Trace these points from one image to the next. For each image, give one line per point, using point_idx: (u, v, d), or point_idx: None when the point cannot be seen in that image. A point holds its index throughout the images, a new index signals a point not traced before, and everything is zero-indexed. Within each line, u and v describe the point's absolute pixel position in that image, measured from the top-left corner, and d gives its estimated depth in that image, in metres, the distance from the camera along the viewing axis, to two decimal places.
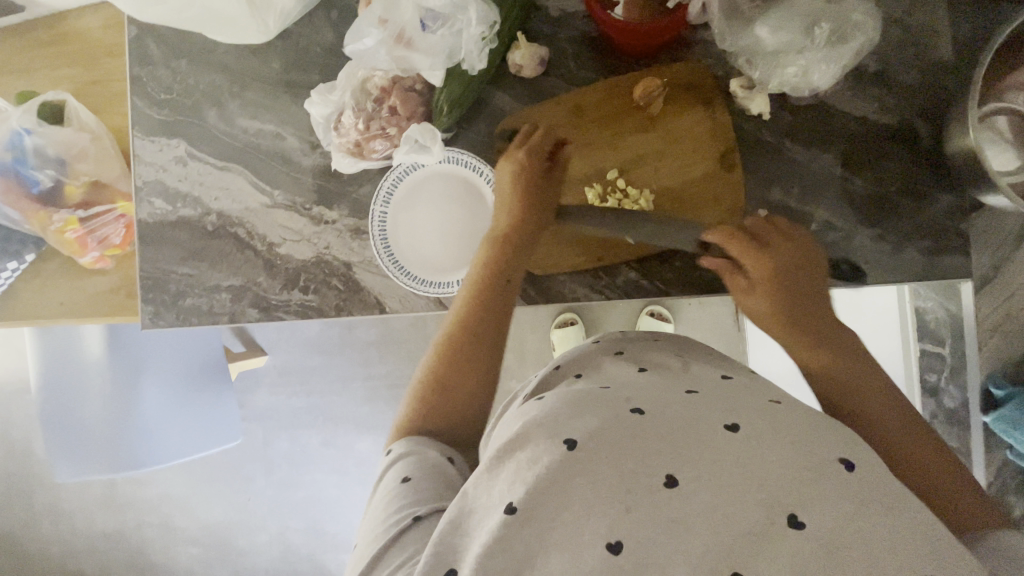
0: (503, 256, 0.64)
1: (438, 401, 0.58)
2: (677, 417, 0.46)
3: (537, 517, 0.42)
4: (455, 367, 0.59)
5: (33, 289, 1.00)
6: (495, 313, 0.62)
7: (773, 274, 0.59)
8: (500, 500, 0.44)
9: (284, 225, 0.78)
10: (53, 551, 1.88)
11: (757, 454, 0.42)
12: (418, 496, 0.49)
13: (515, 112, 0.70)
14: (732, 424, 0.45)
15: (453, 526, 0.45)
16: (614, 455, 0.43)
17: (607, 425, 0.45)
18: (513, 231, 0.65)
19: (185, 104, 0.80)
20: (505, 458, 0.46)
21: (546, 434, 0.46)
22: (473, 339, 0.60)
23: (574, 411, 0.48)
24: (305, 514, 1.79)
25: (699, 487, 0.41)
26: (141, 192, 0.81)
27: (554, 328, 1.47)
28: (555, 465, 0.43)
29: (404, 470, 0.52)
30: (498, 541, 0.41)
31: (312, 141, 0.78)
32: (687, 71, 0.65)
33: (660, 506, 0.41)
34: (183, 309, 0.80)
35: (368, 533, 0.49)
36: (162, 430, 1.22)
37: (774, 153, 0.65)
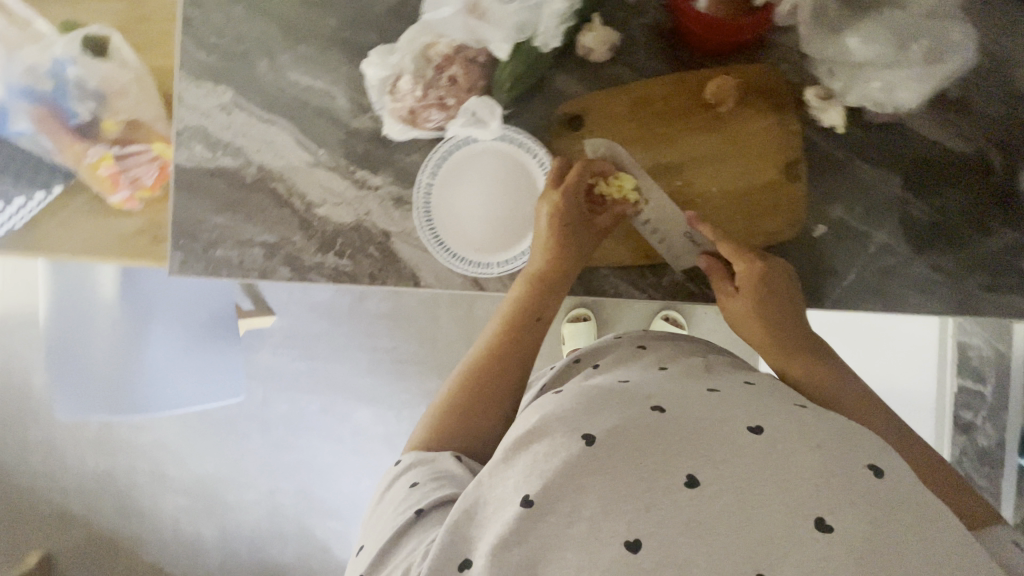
0: (536, 295, 0.64)
1: (462, 415, 0.58)
2: (698, 416, 0.46)
3: (554, 510, 0.42)
4: (472, 399, 0.59)
5: (57, 221, 0.97)
6: (521, 349, 0.62)
7: (758, 279, 0.60)
8: (515, 490, 0.44)
9: (325, 186, 0.76)
10: (41, 485, 1.88)
11: (782, 458, 0.41)
12: (423, 496, 0.50)
13: (578, 96, 0.67)
14: (756, 426, 0.44)
15: (466, 516, 0.45)
16: (634, 454, 0.43)
17: (626, 422, 0.45)
18: (550, 272, 0.64)
19: (236, 52, 0.78)
20: (521, 449, 0.46)
21: (565, 428, 0.45)
22: (501, 374, 0.61)
23: (590, 407, 0.48)
24: (296, 478, 1.79)
25: (723, 488, 0.40)
26: (181, 137, 0.79)
27: (566, 323, 1.47)
28: (572, 461, 0.43)
29: (412, 476, 0.53)
30: (513, 532, 0.41)
31: (363, 103, 0.76)
32: (762, 74, 0.63)
33: (679, 506, 0.40)
34: (213, 259, 0.79)
35: (378, 531, 0.51)
36: (169, 377, 1.23)
37: (841, 170, 0.63)
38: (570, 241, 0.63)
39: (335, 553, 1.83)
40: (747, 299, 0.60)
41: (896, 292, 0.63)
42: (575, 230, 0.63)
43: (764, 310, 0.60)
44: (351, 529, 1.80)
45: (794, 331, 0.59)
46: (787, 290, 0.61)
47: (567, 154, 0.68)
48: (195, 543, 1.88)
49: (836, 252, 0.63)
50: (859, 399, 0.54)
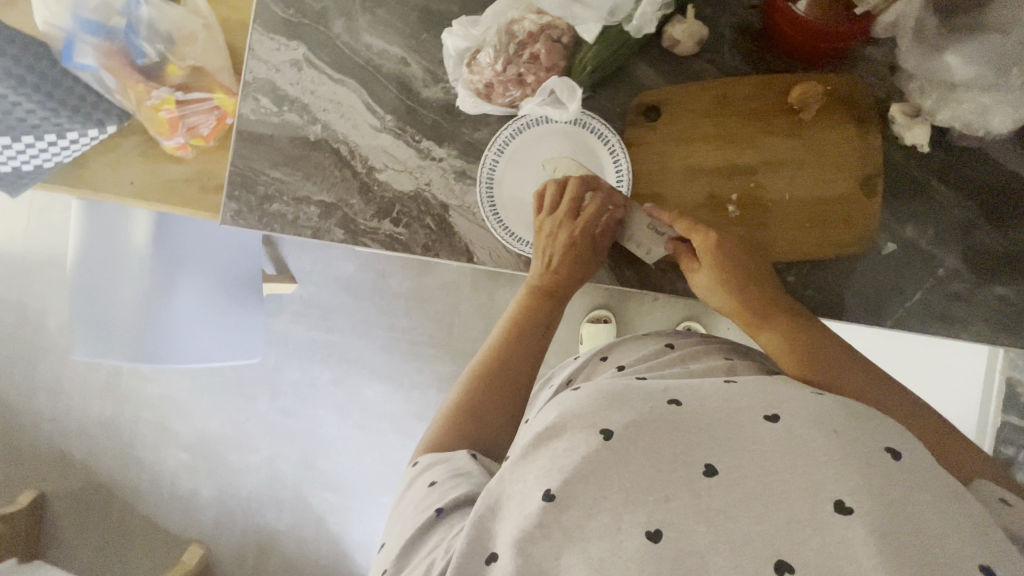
0: (544, 306, 0.66)
1: (475, 405, 0.60)
2: (718, 407, 0.44)
3: (580, 502, 0.41)
4: (484, 402, 0.60)
5: (105, 160, 0.99)
6: (531, 355, 0.64)
7: (715, 253, 0.60)
8: (536, 483, 0.43)
9: (388, 152, 0.76)
10: (46, 425, 1.89)
11: (798, 446, 0.40)
12: (442, 494, 0.51)
13: (658, 87, 0.67)
14: (772, 415, 0.43)
15: (490, 511, 0.45)
16: (654, 447, 0.42)
17: (645, 417, 0.44)
18: (555, 286, 0.66)
19: (314, 9, 0.78)
20: (541, 445, 0.45)
21: (582, 424, 0.44)
22: (514, 382, 0.62)
23: (610, 401, 0.45)
24: (299, 446, 1.80)
25: (740, 478, 0.40)
26: (248, 88, 0.79)
27: (586, 322, 1.46)
28: (593, 455, 0.42)
29: (430, 476, 0.53)
30: (537, 527, 0.41)
31: (436, 74, 0.75)
32: (849, 85, 0.62)
33: (698, 496, 0.40)
34: (267, 213, 0.79)
35: (398, 533, 0.51)
36: (189, 329, 1.22)
37: (918, 190, 0.62)
38: (578, 259, 0.66)
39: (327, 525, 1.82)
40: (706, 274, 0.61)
41: (959, 318, 0.62)
42: (586, 249, 0.66)
43: (730, 281, 0.59)
44: (347, 504, 1.80)
45: (765, 299, 0.58)
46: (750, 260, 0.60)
47: (639, 143, 0.67)
48: (190, 501, 1.88)
49: (902, 273, 0.63)
50: (841, 363, 0.52)
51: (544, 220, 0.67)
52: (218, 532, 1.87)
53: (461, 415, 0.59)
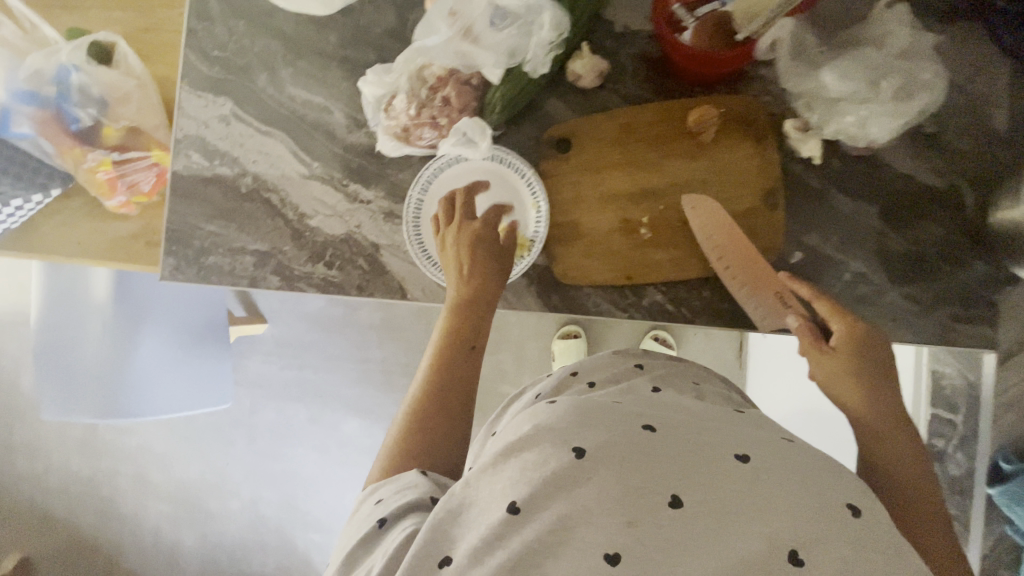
0: (465, 322, 0.63)
1: (421, 435, 0.56)
2: (690, 438, 0.44)
3: (541, 518, 0.39)
4: (424, 427, 0.56)
5: (52, 223, 1.00)
6: (463, 377, 0.60)
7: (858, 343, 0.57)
8: (502, 495, 0.42)
9: (318, 198, 0.78)
10: (22, 487, 1.86)
11: (764, 489, 0.39)
12: (388, 506, 0.49)
13: (567, 120, 0.70)
14: (743, 455, 0.42)
15: (453, 515, 0.43)
16: (622, 471, 0.40)
17: (617, 438, 0.43)
18: (472, 294, 0.64)
19: (237, 65, 0.80)
20: (511, 456, 0.43)
21: (555, 439, 0.43)
22: (447, 403, 0.58)
23: (583, 419, 0.44)
24: (280, 487, 1.78)
25: (703, 511, 0.38)
26: (179, 145, 0.81)
27: (557, 339, 1.48)
28: (561, 470, 0.41)
29: (377, 493, 0.51)
30: (498, 536, 0.39)
31: (359, 119, 0.78)
32: (743, 105, 0.65)
33: (660, 525, 0.38)
34: (204, 266, 0.80)
35: (342, 546, 0.49)
36: (156, 382, 1.22)
37: (819, 199, 0.65)
38: (488, 261, 0.65)
39: (315, 566, 1.80)
40: (839, 359, 0.57)
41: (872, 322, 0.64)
42: (490, 253, 0.66)
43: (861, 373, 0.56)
44: (333, 541, 1.78)
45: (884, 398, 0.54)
46: (884, 357, 0.57)
47: (553, 174, 0.69)
48: (174, 552, 1.85)
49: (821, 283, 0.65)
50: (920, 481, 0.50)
51: (446, 236, 0.68)
52: None
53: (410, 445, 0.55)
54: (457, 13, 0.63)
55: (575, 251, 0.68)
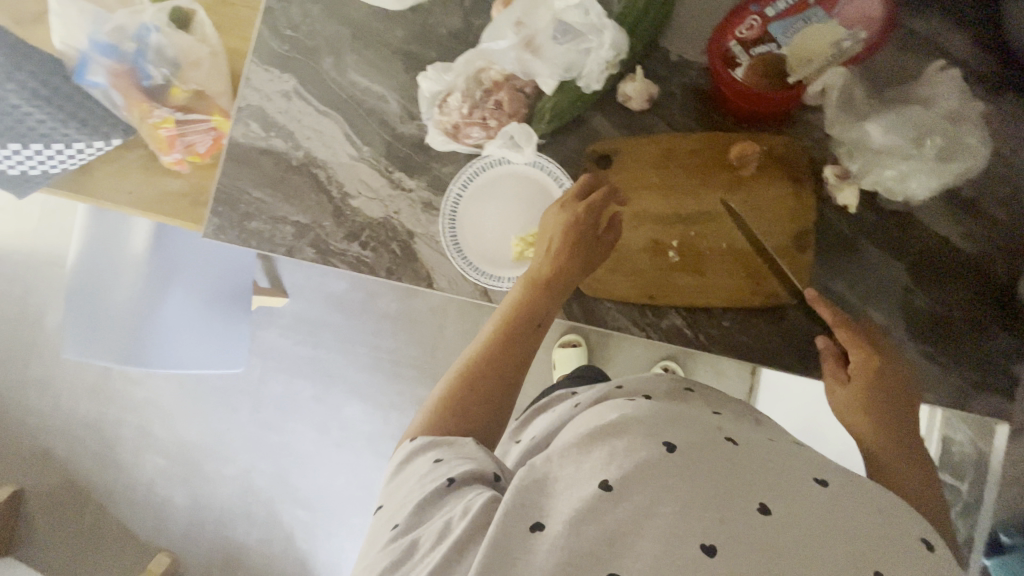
0: (540, 300, 0.63)
1: (467, 400, 0.57)
2: (770, 457, 0.47)
3: (632, 498, 0.42)
4: (473, 393, 0.58)
5: (108, 169, 1.06)
6: (520, 356, 0.61)
7: (877, 375, 0.59)
8: (591, 475, 0.45)
9: (363, 180, 0.81)
10: (31, 420, 1.92)
11: (844, 511, 0.42)
12: (452, 467, 0.51)
13: (611, 137, 0.72)
14: (824, 479, 0.45)
15: (539, 485, 0.46)
16: (713, 472, 0.44)
17: (700, 443, 0.47)
18: (552, 277, 0.64)
19: (307, 46, 0.84)
20: (599, 441, 0.47)
21: (644, 432, 0.47)
22: (498, 374, 0.59)
23: (668, 421, 0.49)
24: (276, 460, 1.80)
25: (793, 520, 0.41)
26: (241, 113, 0.85)
27: (559, 348, 1.49)
28: (652, 459, 0.44)
29: (436, 453, 0.53)
30: (591, 509, 0.42)
31: (412, 111, 0.81)
32: (786, 146, 0.66)
33: (752, 526, 0.40)
34: (246, 230, 0.83)
35: (402, 502, 0.51)
36: (175, 337, 1.24)
37: (848, 247, 0.66)
38: (575, 247, 0.64)
39: (296, 545, 1.81)
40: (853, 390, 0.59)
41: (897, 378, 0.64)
42: (580, 240, 0.64)
43: (874, 400, 0.58)
44: (318, 522, 1.79)
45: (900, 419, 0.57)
46: (903, 389, 0.59)
47: None
48: (164, 508, 1.88)
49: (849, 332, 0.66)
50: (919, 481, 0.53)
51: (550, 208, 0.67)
52: (188, 541, 1.87)
53: (454, 408, 0.57)
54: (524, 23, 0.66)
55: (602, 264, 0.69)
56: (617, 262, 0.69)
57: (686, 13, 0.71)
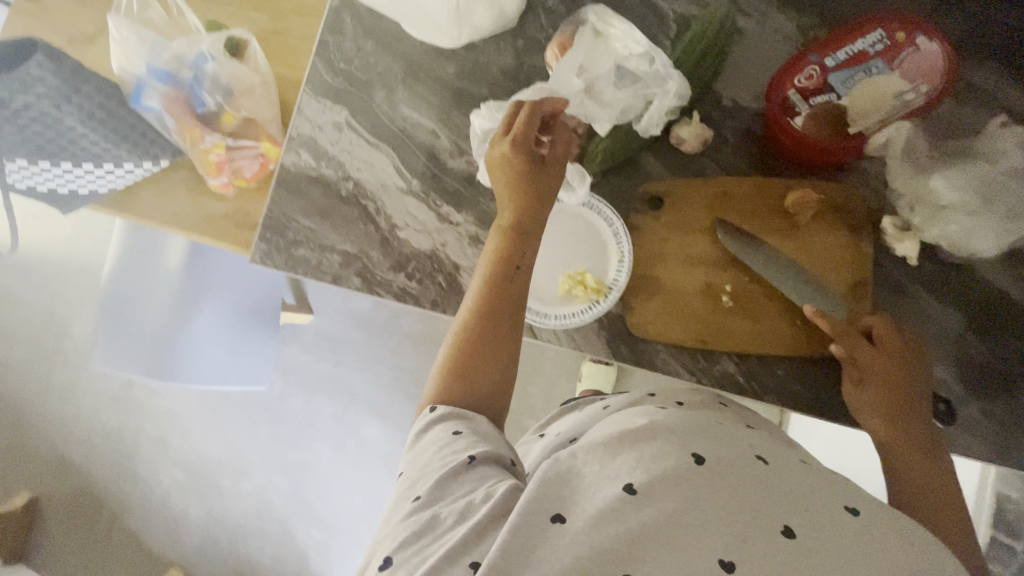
0: (514, 243, 0.64)
1: (473, 357, 0.60)
2: (805, 481, 0.46)
3: (657, 502, 0.42)
4: (477, 350, 0.60)
5: (150, 187, 1.08)
6: (512, 301, 0.63)
7: (889, 371, 0.60)
8: (617, 478, 0.44)
9: (411, 212, 0.82)
10: (51, 428, 1.93)
11: (875, 544, 0.41)
12: (469, 446, 0.52)
13: (662, 179, 0.72)
14: (854, 508, 0.44)
15: (563, 479, 0.46)
16: (739, 489, 0.43)
17: (733, 460, 0.46)
18: (519, 219, 0.64)
19: (359, 79, 0.86)
20: (628, 446, 0.47)
21: (673, 441, 0.47)
22: (492, 325, 0.61)
23: (699, 432, 0.49)
24: (292, 477, 1.80)
25: (818, 548, 0.40)
26: (292, 142, 0.86)
27: (587, 361, 1.47)
28: (679, 469, 0.44)
29: (454, 426, 0.55)
30: (612, 510, 0.42)
31: (462, 146, 0.82)
32: (842, 195, 0.66)
33: (775, 548, 0.40)
34: (292, 257, 0.85)
35: (420, 476, 0.52)
36: (204, 353, 1.25)
37: (906, 299, 0.65)
38: (535, 184, 0.65)
39: (309, 564, 1.79)
40: (868, 390, 0.61)
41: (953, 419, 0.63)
42: (537, 176, 0.65)
43: (887, 396, 0.59)
44: (333, 542, 1.77)
45: (914, 414, 0.59)
46: (916, 384, 0.60)
47: (640, 228, 0.71)
48: (178, 521, 1.88)
49: None
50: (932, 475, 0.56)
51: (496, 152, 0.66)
52: (201, 556, 1.86)
53: (461, 371, 0.59)
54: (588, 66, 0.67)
55: (652, 306, 0.69)
56: (668, 303, 0.69)
57: (742, 59, 0.72)
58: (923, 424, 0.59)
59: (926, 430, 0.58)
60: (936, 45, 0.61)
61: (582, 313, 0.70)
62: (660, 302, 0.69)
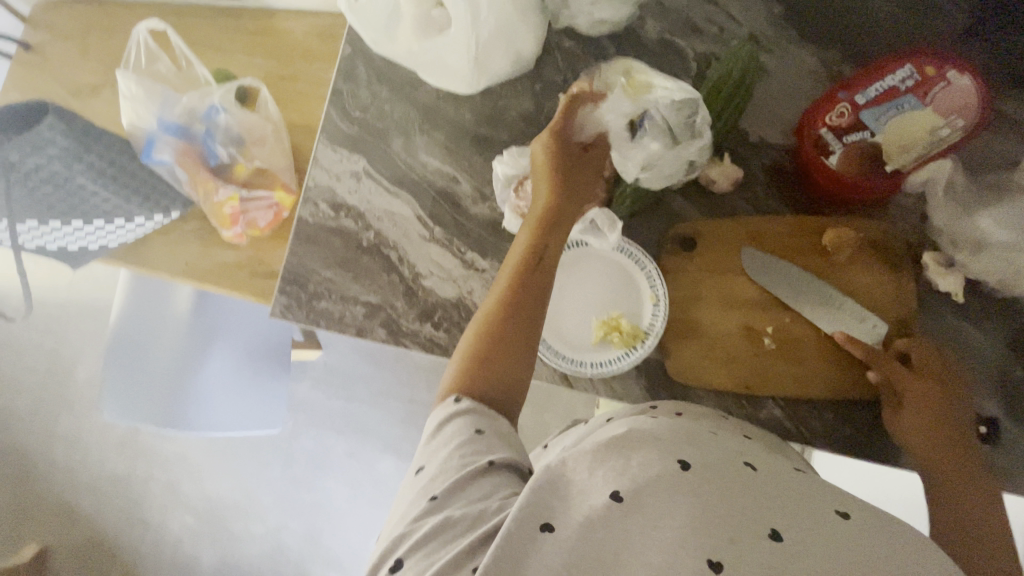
0: (542, 235, 0.63)
1: (494, 352, 0.57)
2: (796, 487, 0.42)
3: (645, 507, 0.39)
4: (503, 341, 0.57)
5: (163, 240, 1.07)
6: (537, 293, 0.60)
7: (928, 391, 0.60)
8: (603, 482, 0.42)
9: (435, 260, 0.81)
10: (56, 478, 1.89)
11: (872, 551, 0.36)
12: (489, 448, 0.50)
13: (693, 219, 0.71)
14: (845, 512, 0.39)
15: (548, 485, 0.43)
16: (729, 493, 0.40)
17: (719, 463, 0.42)
18: (552, 211, 0.64)
19: (376, 127, 0.85)
20: (616, 449, 0.44)
21: (662, 446, 0.43)
22: (518, 316, 0.59)
23: (688, 437, 0.45)
24: (307, 518, 1.76)
25: (809, 553, 0.36)
26: (309, 193, 0.85)
27: None
28: (665, 473, 0.41)
29: (474, 422, 0.52)
30: (599, 518, 0.39)
31: (484, 192, 0.81)
32: (878, 231, 0.65)
33: (761, 552, 0.36)
34: (314, 309, 0.83)
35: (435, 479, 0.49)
36: (213, 399, 1.18)
37: (952, 335, 0.64)
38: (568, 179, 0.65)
39: None
40: (912, 412, 0.60)
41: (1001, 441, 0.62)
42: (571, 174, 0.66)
43: (931, 416, 0.59)
44: None
45: (955, 435, 0.59)
46: (958, 406, 0.60)
47: (674, 271, 0.70)
48: (190, 569, 1.83)
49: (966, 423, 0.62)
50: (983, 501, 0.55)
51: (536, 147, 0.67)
52: None
53: (483, 364, 0.56)
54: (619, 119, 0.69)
55: (693, 351, 0.67)
56: (709, 347, 0.67)
57: (768, 97, 0.71)
58: (967, 448, 0.58)
59: (971, 454, 0.58)
60: (969, 80, 0.60)
61: (621, 360, 0.68)
62: (701, 346, 0.67)
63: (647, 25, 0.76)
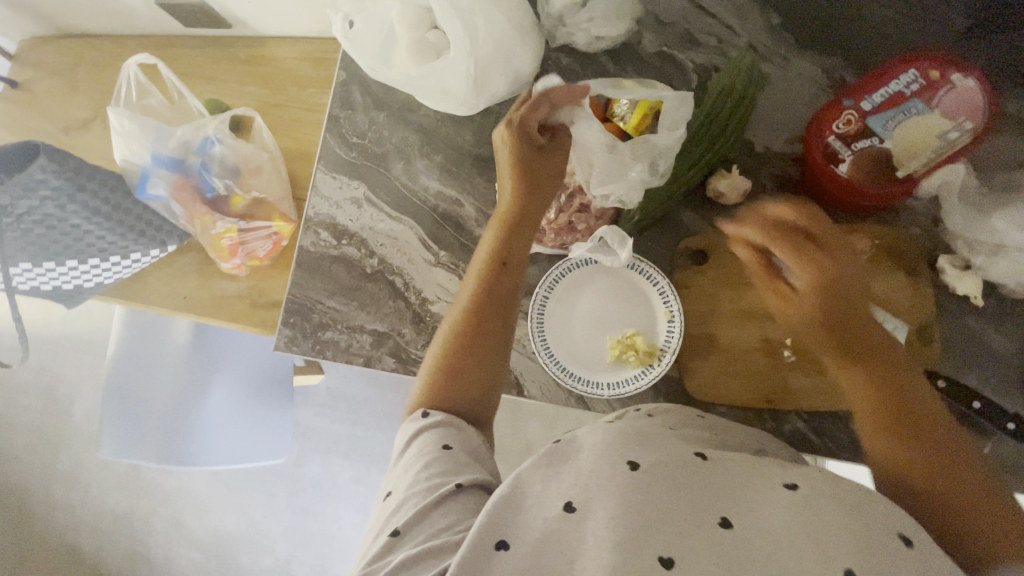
0: (505, 238, 0.65)
1: (462, 357, 0.59)
2: (745, 470, 0.42)
3: (596, 516, 0.39)
4: (469, 347, 0.60)
5: (160, 275, 1.04)
6: (501, 296, 0.63)
7: (863, 352, 0.56)
8: (557, 495, 0.42)
9: (442, 285, 0.79)
10: (56, 517, 1.84)
11: (815, 516, 0.36)
12: (446, 472, 0.50)
13: (703, 233, 0.70)
14: (791, 484, 0.39)
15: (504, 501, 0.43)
16: (679, 489, 0.39)
17: (673, 461, 0.41)
18: (515, 212, 0.65)
19: (375, 152, 0.84)
20: (564, 463, 0.44)
21: (612, 452, 0.42)
22: (484, 320, 0.61)
23: (641, 439, 0.44)
24: (316, 547, 1.72)
25: (755, 534, 0.36)
26: (310, 222, 0.84)
27: None
28: (611, 481, 0.40)
29: (439, 439, 0.53)
30: (554, 534, 0.40)
31: (488, 213, 0.80)
32: (892, 237, 0.65)
33: (712, 541, 0.36)
34: (320, 340, 0.81)
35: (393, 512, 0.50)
36: (217, 432, 1.15)
37: (974, 340, 0.64)
38: (533, 177, 0.66)
39: None
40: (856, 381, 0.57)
41: None
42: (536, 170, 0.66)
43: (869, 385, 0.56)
44: None
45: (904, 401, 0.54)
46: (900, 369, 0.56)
47: (687, 286, 0.69)
48: None
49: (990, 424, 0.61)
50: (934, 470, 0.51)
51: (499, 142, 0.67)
52: None
53: (451, 370, 0.59)
54: (625, 139, 0.67)
55: (711, 365, 0.67)
56: (727, 363, 0.66)
57: (771, 107, 0.71)
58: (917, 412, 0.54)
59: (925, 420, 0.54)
60: (974, 81, 0.59)
61: (639, 378, 0.67)
62: (719, 362, 0.66)
63: (645, 40, 0.75)
